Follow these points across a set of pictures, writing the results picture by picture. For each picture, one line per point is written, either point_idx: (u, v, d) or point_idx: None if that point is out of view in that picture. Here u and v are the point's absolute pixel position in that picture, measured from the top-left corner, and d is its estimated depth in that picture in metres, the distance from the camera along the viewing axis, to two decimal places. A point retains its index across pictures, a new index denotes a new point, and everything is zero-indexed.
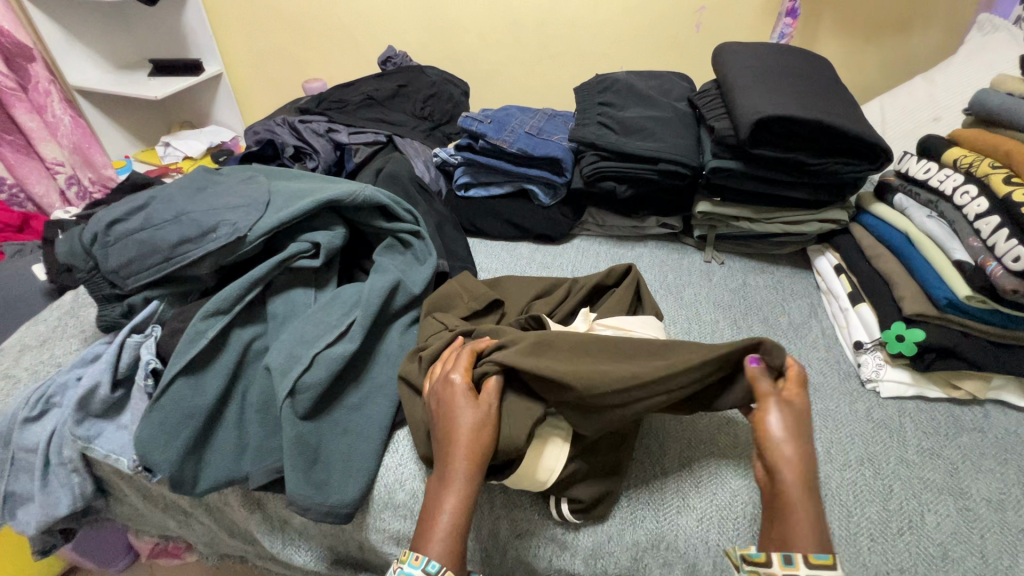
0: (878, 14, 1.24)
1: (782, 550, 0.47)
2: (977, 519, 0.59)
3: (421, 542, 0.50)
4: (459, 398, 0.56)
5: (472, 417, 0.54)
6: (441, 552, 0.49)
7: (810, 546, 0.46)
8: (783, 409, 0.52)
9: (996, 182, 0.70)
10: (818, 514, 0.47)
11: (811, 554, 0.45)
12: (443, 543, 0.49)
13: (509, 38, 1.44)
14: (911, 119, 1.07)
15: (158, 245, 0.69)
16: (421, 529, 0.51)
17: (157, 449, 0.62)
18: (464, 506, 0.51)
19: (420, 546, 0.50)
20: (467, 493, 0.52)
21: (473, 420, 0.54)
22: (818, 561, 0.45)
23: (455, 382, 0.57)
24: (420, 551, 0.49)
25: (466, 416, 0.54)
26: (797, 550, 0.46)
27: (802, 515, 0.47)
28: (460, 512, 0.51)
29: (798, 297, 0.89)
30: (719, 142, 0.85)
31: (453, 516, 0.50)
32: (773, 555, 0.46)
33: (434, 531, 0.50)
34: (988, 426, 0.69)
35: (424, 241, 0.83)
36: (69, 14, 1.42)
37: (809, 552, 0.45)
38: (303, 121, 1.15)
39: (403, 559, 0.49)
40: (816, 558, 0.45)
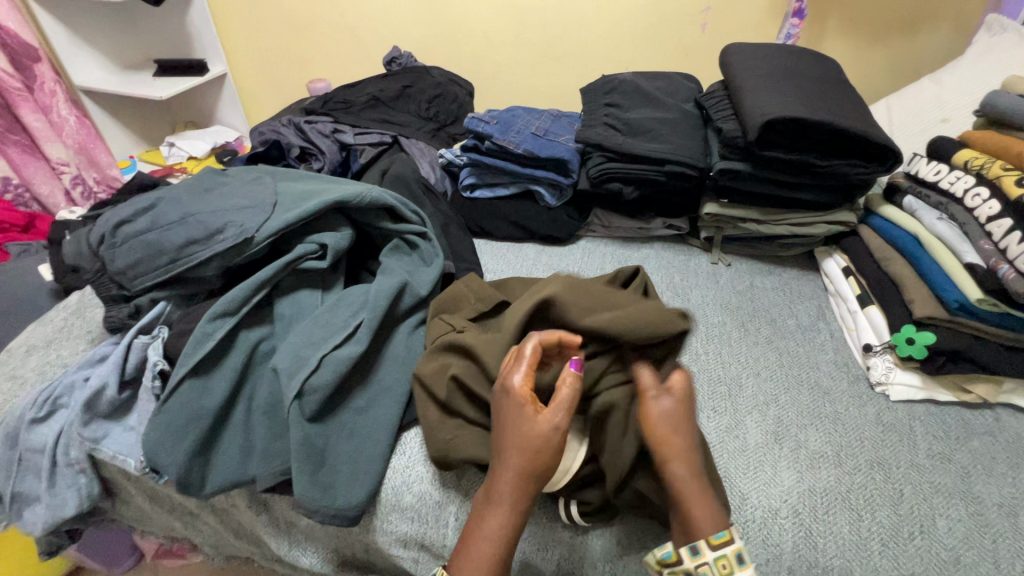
0: (885, 14, 1.24)
1: (687, 540, 0.50)
2: (989, 524, 0.58)
3: (457, 564, 0.51)
4: (526, 420, 0.52)
5: (532, 445, 0.51)
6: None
7: (710, 528, 0.50)
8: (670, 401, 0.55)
9: (1008, 185, 0.69)
10: (707, 494, 0.52)
11: (711, 537, 0.49)
12: (480, 570, 0.50)
13: (514, 38, 1.44)
14: (919, 119, 1.06)
15: (165, 246, 0.69)
16: (462, 552, 0.51)
17: (164, 451, 0.62)
18: (507, 535, 0.51)
19: (455, 568, 0.51)
20: (509, 521, 0.51)
21: (535, 446, 0.51)
22: (718, 541, 0.49)
23: (516, 386, 0.54)
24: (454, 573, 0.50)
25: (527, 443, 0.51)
26: (701, 537, 0.50)
27: (701, 501, 0.51)
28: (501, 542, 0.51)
29: (806, 299, 0.89)
30: (727, 143, 0.85)
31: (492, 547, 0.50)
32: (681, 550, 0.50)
33: (472, 556, 0.50)
34: (999, 430, 0.69)
35: (431, 242, 0.82)
36: (74, 14, 1.42)
37: (709, 534, 0.49)
38: (308, 122, 1.14)
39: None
40: (717, 538, 0.49)
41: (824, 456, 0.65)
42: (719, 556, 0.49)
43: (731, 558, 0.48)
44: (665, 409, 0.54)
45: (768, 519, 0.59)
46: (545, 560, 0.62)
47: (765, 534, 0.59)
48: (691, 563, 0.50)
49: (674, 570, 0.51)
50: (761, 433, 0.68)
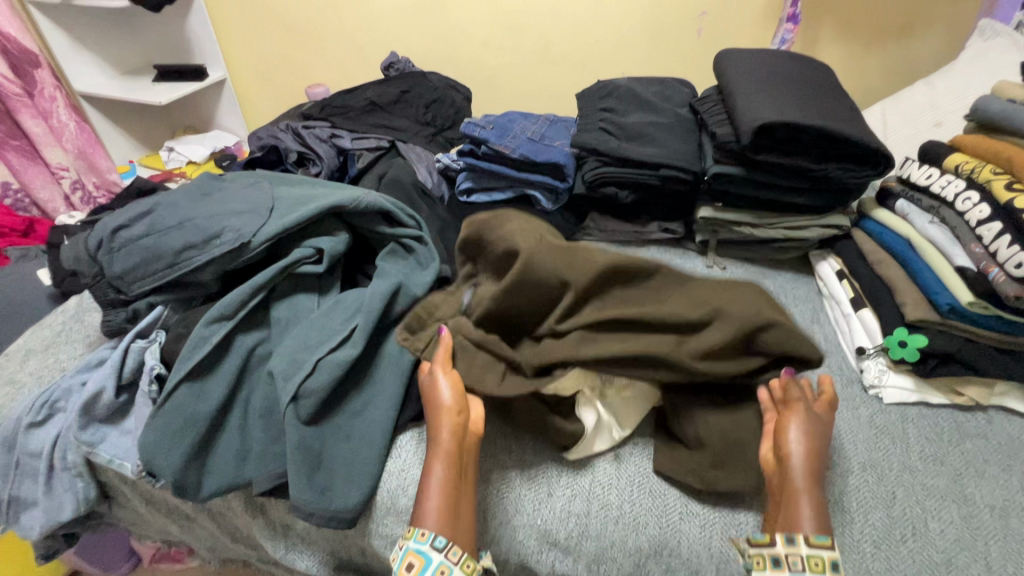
0: (879, 20, 1.25)
1: (787, 531, 0.53)
2: (981, 526, 0.59)
3: (420, 518, 0.55)
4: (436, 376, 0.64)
5: (450, 388, 0.62)
6: (441, 524, 0.55)
7: (811, 528, 0.52)
8: (798, 410, 0.58)
9: (997, 189, 0.70)
10: (817, 503, 0.54)
11: (812, 535, 0.52)
12: (436, 506, 0.56)
13: (511, 43, 1.45)
14: (913, 124, 1.07)
15: (162, 251, 0.70)
16: (419, 507, 0.56)
17: (161, 454, 0.62)
18: (450, 473, 0.57)
19: (421, 522, 0.55)
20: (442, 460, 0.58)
21: (451, 389, 0.62)
22: (819, 541, 0.51)
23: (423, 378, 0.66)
24: (421, 526, 0.54)
25: (442, 387, 0.62)
26: (800, 532, 0.52)
27: (811, 505, 0.54)
28: (449, 480, 0.57)
29: (800, 302, 0.89)
30: (720, 147, 0.85)
31: (440, 488, 0.56)
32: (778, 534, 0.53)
33: (428, 500, 0.56)
34: (991, 432, 0.69)
35: (427, 245, 0.83)
36: (74, 20, 1.44)
37: (810, 532, 0.52)
38: (306, 127, 1.15)
39: (405, 536, 0.55)
40: (817, 539, 0.51)
41: None
42: (813, 553, 0.51)
43: (825, 560, 0.50)
44: (791, 411, 0.59)
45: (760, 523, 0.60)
46: (540, 563, 0.62)
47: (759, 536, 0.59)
48: (783, 550, 0.52)
49: (759, 552, 0.53)
50: None
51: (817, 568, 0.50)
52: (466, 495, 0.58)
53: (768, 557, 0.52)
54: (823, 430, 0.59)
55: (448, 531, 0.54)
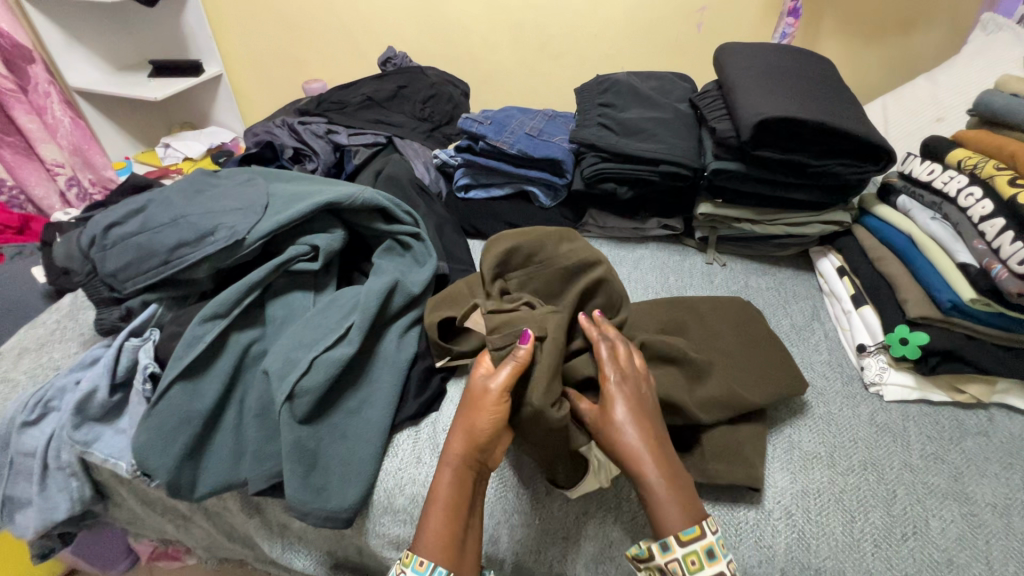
0: (880, 14, 1.23)
1: (659, 538, 0.49)
2: (982, 525, 0.58)
3: (422, 546, 0.52)
4: (480, 398, 0.56)
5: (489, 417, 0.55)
6: (441, 557, 0.51)
7: (680, 524, 0.48)
8: (627, 398, 0.55)
9: (1000, 184, 0.69)
10: (682, 495, 0.50)
11: (680, 532, 0.48)
12: (438, 533, 0.52)
13: (510, 38, 1.44)
14: (914, 118, 1.06)
15: (156, 249, 0.69)
16: (420, 530, 0.53)
17: (155, 454, 0.61)
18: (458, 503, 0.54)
19: (422, 550, 0.51)
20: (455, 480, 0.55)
21: (491, 421, 0.55)
22: (687, 536, 0.48)
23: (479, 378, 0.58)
24: (419, 552, 0.51)
25: (479, 413, 0.56)
26: (670, 534, 0.48)
27: (673, 494, 0.50)
28: (455, 510, 0.54)
29: (801, 300, 0.89)
30: (720, 143, 0.84)
31: (444, 518, 0.53)
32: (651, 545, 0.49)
33: (431, 529, 0.53)
34: (992, 430, 0.68)
35: (424, 242, 0.82)
36: (68, 15, 1.42)
37: (679, 530, 0.48)
38: (303, 123, 1.14)
39: (402, 561, 0.52)
40: (686, 534, 0.48)
41: (818, 457, 0.65)
42: (688, 552, 0.48)
43: (700, 554, 0.48)
44: (619, 400, 0.54)
45: (760, 521, 0.59)
46: (539, 561, 0.62)
47: (757, 535, 0.59)
48: (661, 559, 0.48)
49: (647, 567, 0.50)
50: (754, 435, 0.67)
51: (694, 565, 0.47)
52: (470, 531, 0.55)
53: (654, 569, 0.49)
54: (650, 411, 0.55)
55: (448, 561, 0.51)
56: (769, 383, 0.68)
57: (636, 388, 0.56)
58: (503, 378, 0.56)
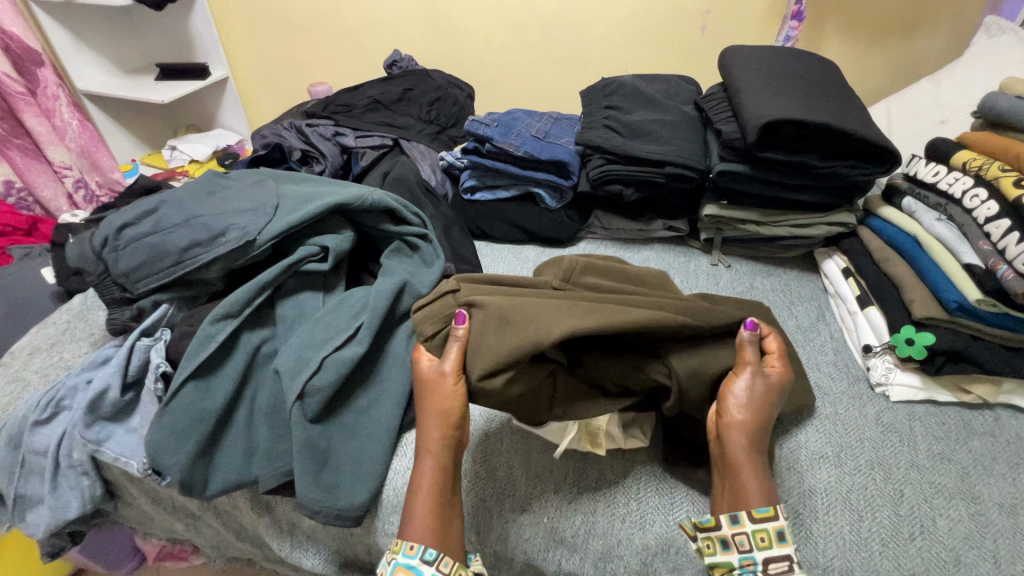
0: (884, 16, 1.24)
1: (731, 510, 0.54)
2: (990, 524, 0.59)
3: (411, 532, 0.53)
4: (434, 382, 0.60)
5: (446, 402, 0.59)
6: (429, 538, 0.53)
7: (755, 502, 0.53)
8: (764, 391, 0.57)
9: (1005, 185, 0.69)
10: (762, 478, 0.54)
11: (755, 510, 0.52)
12: (429, 515, 0.54)
13: (515, 41, 1.45)
14: (918, 121, 1.07)
15: (168, 249, 0.69)
16: (407, 520, 0.54)
17: (167, 453, 0.62)
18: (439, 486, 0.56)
19: (410, 535, 0.53)
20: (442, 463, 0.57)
21: (443, 405, 0.59)
22: (761, 514, 0.52)
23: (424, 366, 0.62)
24: (409, 537, 0.53)
25: (435, 402, 0.59)
26: (744, 508, 0.53)
27: (754, 477, 0.54)
28: (437, 493, 0.56)
29: (806, 300, 0.89)
30: (726, 145, 0.85)
31: (430, 501, 0.55)
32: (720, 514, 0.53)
33: (415, 514, 0.54)
34: (999, 430, 0.69)
35: (432, 243, 0.83)
36: (76, 19, 1.43)
37: (753, 507, 0.52)
38: (310, 125, 1.15)
39: (392, 549, 0.53)
40: (759, 512, 0.52)
41: (825, 456, 0.65)
42: (759, 529, 0.52)
43: (770, 533, 0.51)
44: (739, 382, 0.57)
45: None
46: (546, 560, 0.62)
47: None
48: (729, 530, 0.52)
49: (709, 536, 0.54)
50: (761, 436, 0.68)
51: (763, 543, 0.51)
52: (454, 513, 0.56)
53: (717, 540, 0.53)
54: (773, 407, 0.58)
55: (436, 542, 0.53)
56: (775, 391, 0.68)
57: (777, 388, 0.58)
58: (450, 362, 0.60)
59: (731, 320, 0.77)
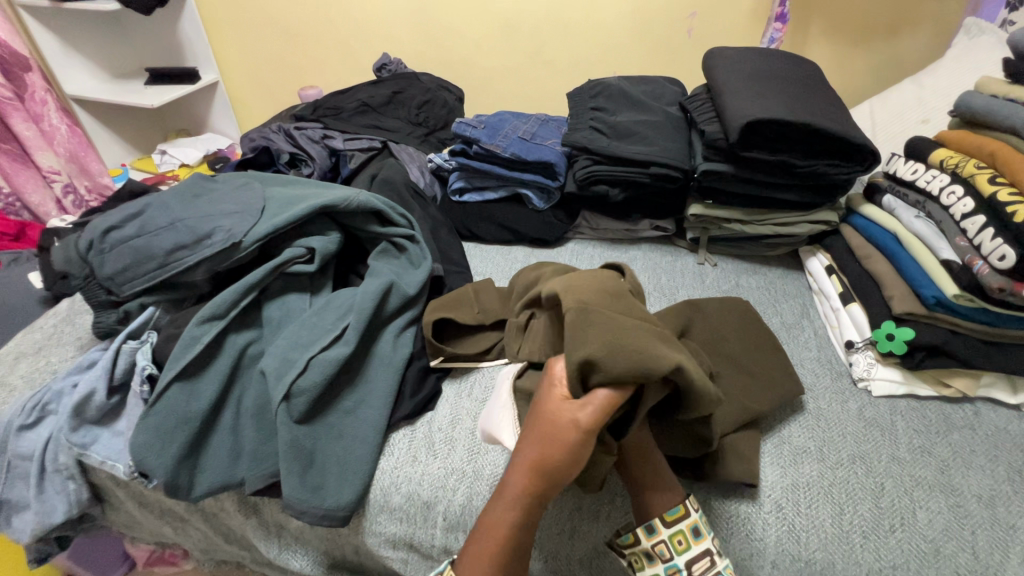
0: (867, 18, 1.26)
1: (644, 521, 0.55)
2: (968, 515, 0.59)
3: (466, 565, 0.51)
4: (559, 426, 0.51)
5: (576, 452, 0.50)
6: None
7: (664, 507, 0.55)
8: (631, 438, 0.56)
9: (980, 182, 0.70)
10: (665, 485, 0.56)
11: (666, 514, 0.54)
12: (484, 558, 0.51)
13: (503, 44, 1.46)
14: (900, 120, 1.08)
15: (153, 252, 0.70)
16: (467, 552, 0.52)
17: (153, 454, 0.62)
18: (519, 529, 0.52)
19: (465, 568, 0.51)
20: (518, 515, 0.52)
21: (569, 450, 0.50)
22: (673, 517, 0.54)
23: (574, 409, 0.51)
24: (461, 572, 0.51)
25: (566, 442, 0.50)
26: (656, 517, 0.54)
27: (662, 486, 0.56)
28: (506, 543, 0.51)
29: (791, 298, 0.90)
30: (709, 145, 0.86)
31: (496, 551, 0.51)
32: (637, 531, 0.55)
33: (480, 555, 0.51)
34: (978, 423, 0.70)
35: (420, 245, 0.83)
36: (64, 24, 1.43)
37: (665, 512, 0.54)
38: (299, 128, 1.15)
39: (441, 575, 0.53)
40: (670, 515, 0.54)
41: (808, 451, 0.66)
42: (675, 533, 0.54)
43: (685, 534, 0.54)
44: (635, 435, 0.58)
45: (750, 515, 0.60)
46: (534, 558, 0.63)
47: (748, 529, 0.60)
48: (649, 543, 0.54)
49: (633, 551, 0.55)
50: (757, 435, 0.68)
51: (681, 546, 0.53)
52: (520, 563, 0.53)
53: (641, 553, 0.54)
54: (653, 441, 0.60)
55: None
56: (767, 389, 0.69)
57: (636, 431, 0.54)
58: (603, 394, 0.50)
59: (720, 318, 0.77)
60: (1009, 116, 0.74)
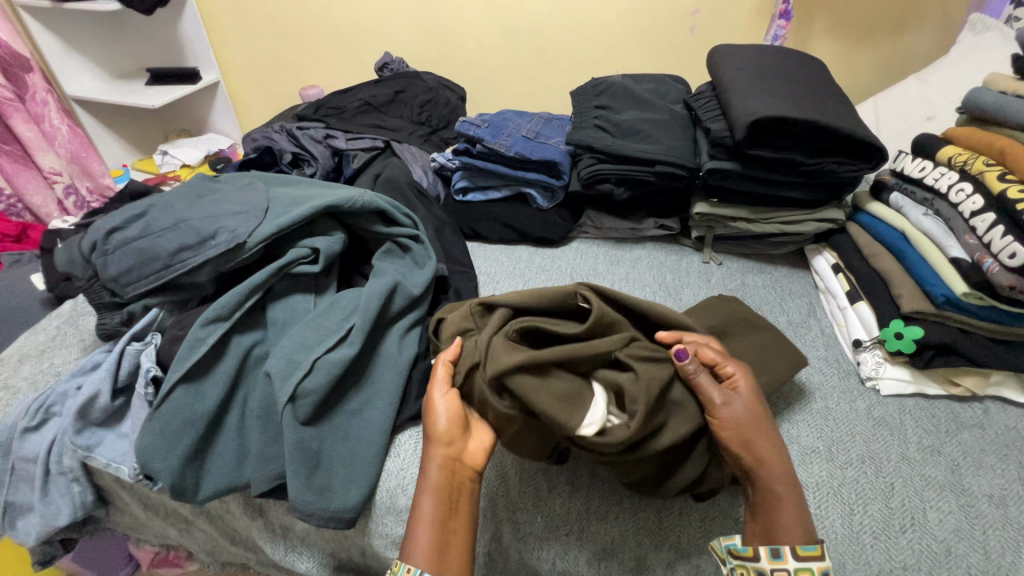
0: (870, 15, 1.25)
1: (769, 542, 0.51)
2: (979, 515, 0.59)
3: (408, 553, 0.52)
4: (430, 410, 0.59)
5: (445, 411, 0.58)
6: (426, 559, 0.52)
7: (798, 539, 0.50)
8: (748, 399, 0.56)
9: (990, 180, 0.70)
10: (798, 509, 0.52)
11: (798, 546, 0.50)
12: (423, 539, 0.53)
13: (505, 43, 1.45)
14: (905, 118, 1.08)
15: (157, 253, 0.69)
16: (408, 539, 0.54)
17: (158, 457, 0.61)
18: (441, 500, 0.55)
19: (408, 557, 0.52)
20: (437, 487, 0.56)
21: (448, 416, 0.58)
22: (807, 552, 0.49)
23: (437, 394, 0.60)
24: (405, 562, 0.52)
25: (438, 408, 0.58)
26: (785, 543, 0.50)
27: (794, 512, 0.52)
28: (440, 523, 0.54)
29: (797, 297, 0.90)
30: (715, 143, 0.86)
31: (427, 523, 0.54)
32: (758, 547, 0.51)
33: (420, 537, 0.53)
34: (988, 422, 0.69)
35: (424, 244, 0.83)
36: (64, 24, 1.43)
37: (796, 544, 0.50)
38: (301, 128, 1.15)
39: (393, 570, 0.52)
40: (805, 550, 0.49)
41: (817, 451, 0.66)
42: (802, 567, 0.49)
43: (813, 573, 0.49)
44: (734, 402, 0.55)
45: None
46: (541, 560, 0.62)
47: None
48: (768, 564, 0.50)
49: (744, 565, 0.51)
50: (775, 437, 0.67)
51: None
52: (459, 533, 0.55)
53: (753, 570, 0.50)
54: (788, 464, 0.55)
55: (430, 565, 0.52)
56: (776, 380, 0.68)
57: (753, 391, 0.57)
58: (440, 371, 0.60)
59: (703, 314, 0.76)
60: (1018, 113, 0.74)
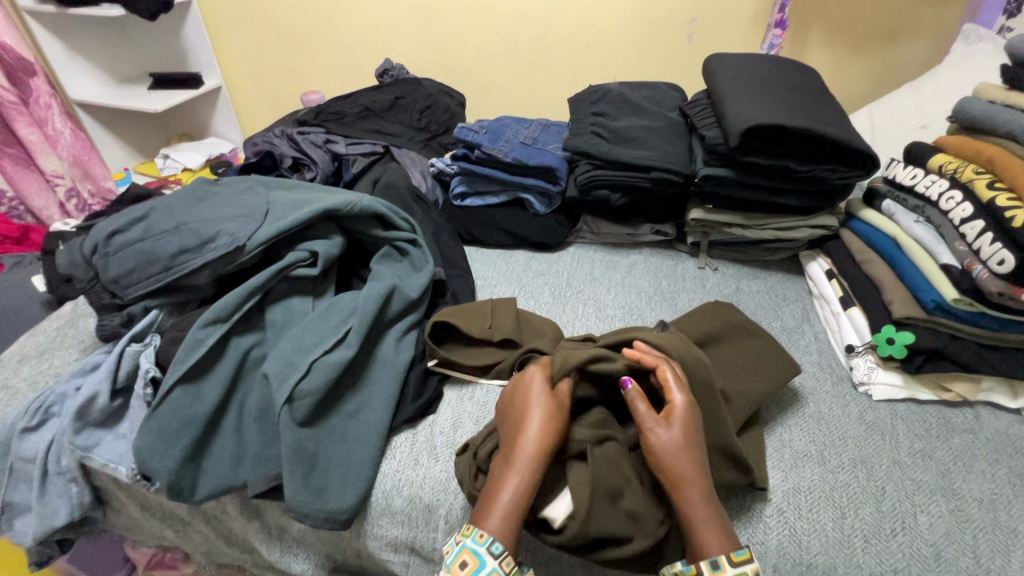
0: (864, 24, 1.27)
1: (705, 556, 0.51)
2: (969, 519, 0.60)
3: (480, 518, 0.51)
4: (532, 396, 0.58)
5: (550, 409, 0.57)
6: (501, 530, 0.50)
7: (722, 547, 0.51)
8: (684, 422, 0.56)
9: (979, 187, 0.71)
10: (717, 519, 0.52)
11: (731, 554, 0.50)
12: (502, 516, 0.51)
13: (505, 50, 1.47)
14: (899, 126, 1.09)
15: (158, 255, 0.70)
16: (484, 505, 0.52)
17: (155, 456, 0.62)
18: (531, 486, 0.53)
19: (480, 522, 0.51)
20: (527, 477, 0.53)
21: (552, 423, 0.56)
22: (739, 557, 0.50)
23: (534, 375, 0.61)
24: (481, 528, 0.50)
25: (545, 406, 0.57)
26: (718, 554, 0.50)
27: (707, 519, 0.52)
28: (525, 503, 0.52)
29: (791, 302, 0.90)
30: (710, 150, 0.87)
31: (512, 505, 0.51)
32: (700, 563, 0.50)
33: (500, 510, 0.51)
34: (979, 428, 0.70)
35: (422, 248, 0.84)
36: (69, 29, 1.44)
37: (729, 552, 0.50)
38: (301, 133, 1.16)
39: (462, 533, 0.51)
40: (737, 555, 0.50)
41: (809, 455, 0.66)
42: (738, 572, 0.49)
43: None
44: (672, 427, 0.55)
45: (753, 518, 0.60)
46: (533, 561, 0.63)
47: (750, 533, 0.60)
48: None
49: None
50: (768, 443, 0.67)
51: None
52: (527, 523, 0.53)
53: None
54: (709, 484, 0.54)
55: (507, 545, 0.50)
56: (771, 382, 0.69)
57: (693, 411, 0.57)
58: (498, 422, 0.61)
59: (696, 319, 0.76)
60: (1008, 122, 0.75)
